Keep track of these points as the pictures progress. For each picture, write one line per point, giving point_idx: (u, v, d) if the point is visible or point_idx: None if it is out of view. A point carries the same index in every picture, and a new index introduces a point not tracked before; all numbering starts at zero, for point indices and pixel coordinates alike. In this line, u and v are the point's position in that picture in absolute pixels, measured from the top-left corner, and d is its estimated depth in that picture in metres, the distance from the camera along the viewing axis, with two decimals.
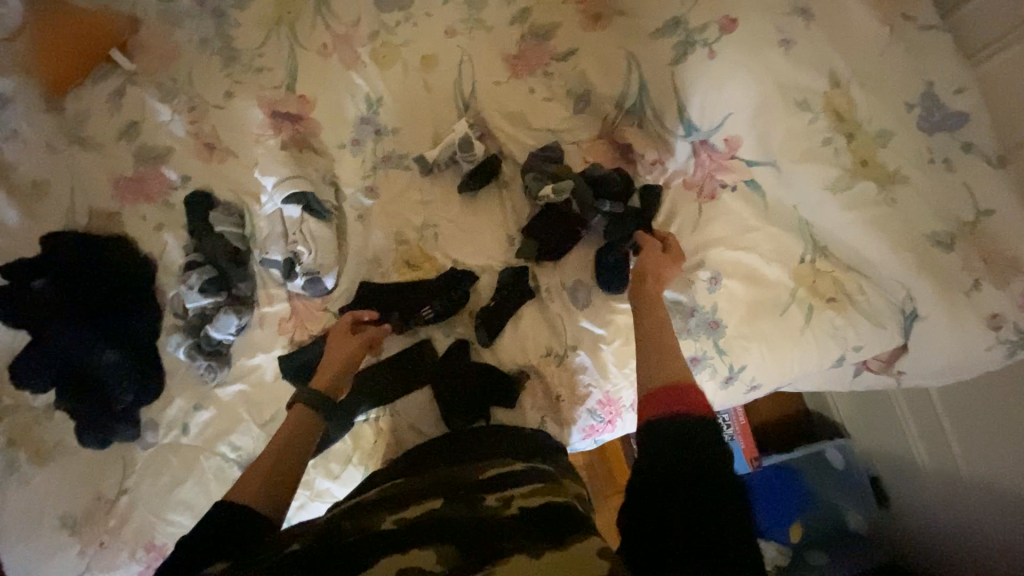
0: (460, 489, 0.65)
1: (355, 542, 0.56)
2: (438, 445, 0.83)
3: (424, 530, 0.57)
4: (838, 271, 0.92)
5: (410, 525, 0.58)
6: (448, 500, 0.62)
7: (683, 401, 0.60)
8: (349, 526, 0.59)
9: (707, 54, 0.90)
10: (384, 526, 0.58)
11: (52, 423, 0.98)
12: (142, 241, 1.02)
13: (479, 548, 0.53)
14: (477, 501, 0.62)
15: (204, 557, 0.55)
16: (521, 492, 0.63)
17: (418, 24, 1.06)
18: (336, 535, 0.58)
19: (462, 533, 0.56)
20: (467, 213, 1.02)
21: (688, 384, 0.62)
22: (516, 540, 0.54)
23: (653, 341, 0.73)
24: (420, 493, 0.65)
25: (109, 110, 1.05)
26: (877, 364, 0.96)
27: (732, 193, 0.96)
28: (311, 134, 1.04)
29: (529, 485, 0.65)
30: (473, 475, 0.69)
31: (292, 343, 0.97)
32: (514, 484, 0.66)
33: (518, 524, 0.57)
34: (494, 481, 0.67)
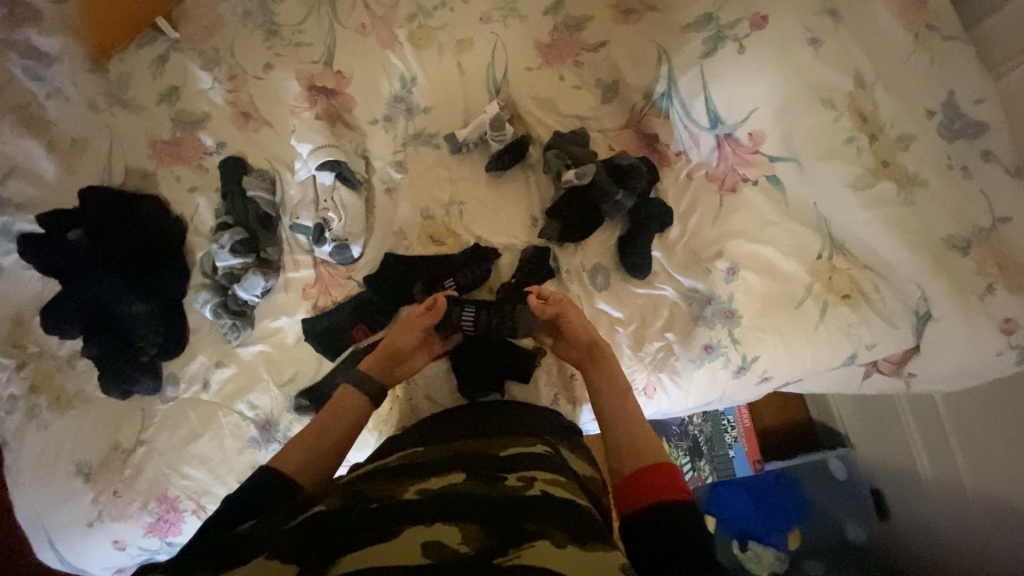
0: (481, 467, 0.67)
1: (376, 507, 0.57)
2: (457, 415, 0.85)
3: (446, 502, 0.58)
4: (854, 269, 0.94)
5: (433, 496, 0.59)
6: (469, 478, 0.64)
7: (663, 483, 0.65)
8: (371, 493, 0.61)
9: (736, 50, 0.93)
10: (406, 494, 0.60)
11: (75, 372, 1.00)
12: (176, 202, 1.05)
13: (504, 528, 0.54)
14: (499, 482, 0.63)
15: (238, 514, 0.59)
16: (542, 481, 0.65)
17: (455, 10, 1.10)
18: (359, 500, 0.59)
19: (487, 511, 0.56)
20: (493, 192, 1.04)
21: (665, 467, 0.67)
22: (540, 525, 0.55)
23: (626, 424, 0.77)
24: (441, 466, 0.67)
25: (152, 75, 1.09)
26: (888, 366, 0.98)
27: (754, 187, 0.98)
28: (345, 109, 1.07)
29: (549, 474, 0.67)
30: (492, 454, 0.71)
31: (315, 308, 0.99)
32: (534, 469, 0.68)
33: (540, 510, 0.58)
34: (516, 463, 0.69)
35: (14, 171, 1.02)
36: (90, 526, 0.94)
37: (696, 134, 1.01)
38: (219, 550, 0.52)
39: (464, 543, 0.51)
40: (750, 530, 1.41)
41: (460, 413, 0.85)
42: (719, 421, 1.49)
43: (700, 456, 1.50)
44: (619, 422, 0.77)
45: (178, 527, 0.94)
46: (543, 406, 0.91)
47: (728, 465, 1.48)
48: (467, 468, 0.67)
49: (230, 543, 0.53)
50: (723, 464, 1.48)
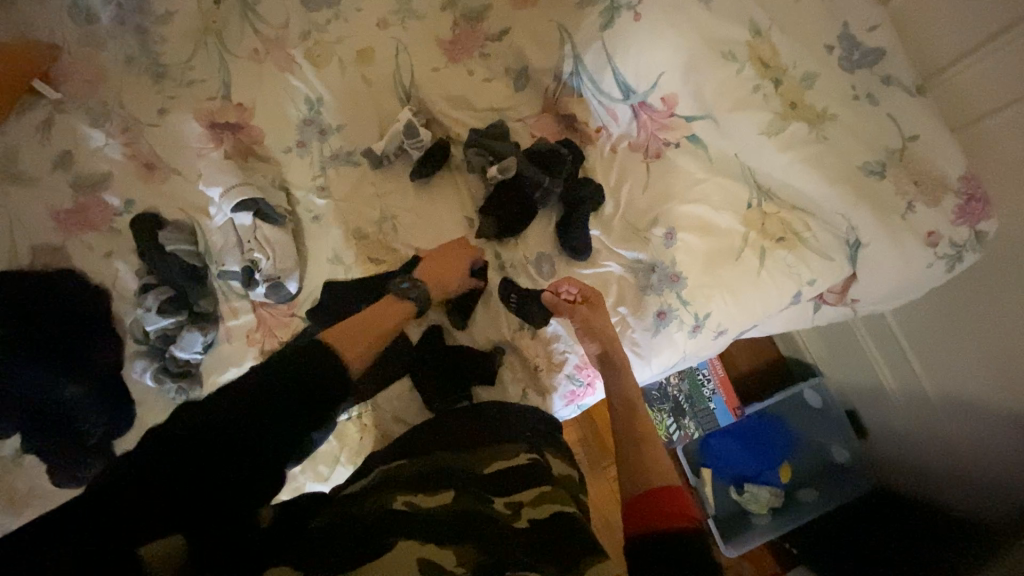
0: (469, 483, 0.67)
1: (370, 523, 0.56)
2: (433, 424, 0.82)
3: (435, 522, 0.58)
4: (784, 212, 0.96)
5: (423, 512, 0.59)
6: (459, 494, 0.64)
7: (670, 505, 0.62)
8: (360, 508, 0.60)
9: (633, 17, 0.93)
10: (395, 505, 0.60)
11: (21, 470, 0.94)
12: (92, 271, 0.99)
13: (497, 551, 0.55)
14: (487, 503, 0.64)
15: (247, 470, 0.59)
16: (529, 502, 0.66)
17: (349, 20, 1.06)
18: (348, 514, 0.59)
19: (481, 533, 0.57)
20: (424, 200, 1.02)
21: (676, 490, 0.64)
22: (531, 553, 0.57)
23: (632, 436, 0.75)
24: (428, 478, 0.66)
25: (36, 141, 1.01)
26: (832, 296, 1.01)
27: (677, 150, 0.99)
28: (255, 142, 1.03)
29: (533, 491, 0.68)
30: (479, 466, 0.70)
31: (263, 353, 0.96)
32: (520, 485, 0.68)
33: (529, 539, 0.60)
34: (501, 480, 0.69)
35: None
36: None
37: (612, 108, 1.01)
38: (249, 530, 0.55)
39: (460, 565, 0.53)
40: (737, 473, 1.45)
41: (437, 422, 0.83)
42: (695, 376, 1.54)
43: (683, 414, 1.54)
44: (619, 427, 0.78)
45: None
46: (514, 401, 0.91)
47: (711, 417, 1.52)
48: (455, 483, 0.66)
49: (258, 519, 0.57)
50: (707, 418, 1.52)
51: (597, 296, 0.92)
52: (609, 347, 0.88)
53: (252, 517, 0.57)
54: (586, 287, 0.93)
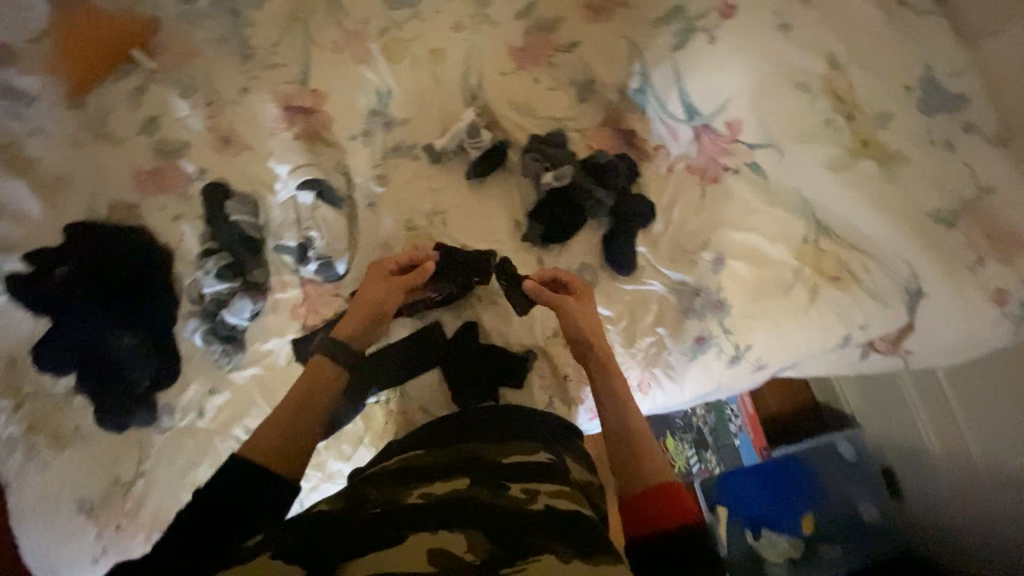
0: (485, 474, 0.68)
1: (382, 511, 0.58)
2: (454, 418, 0.85)
3: (445, 511, 0.58)
4: (840, 250, 0.93)
5: (435, 501, 0.60)
6: (473, 484, 0.65)
7: (667, 505, 0.69)
8: (376, 498, 0.62)
9: (707, 40, 0.93)
10: (409, 499, 0.61)
11: (69, 409, 1.00)
12: (160, 231, 1.06)
13: (510, 540, 0.55)
14: (502, 489, 0.64)
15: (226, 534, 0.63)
16: (545, 490, 0.66)
17: (426, 20, 1.10)
18: (363, 503, 0.61)
19: (492, 522, 0.57)
20: (475, 199, 1.04)
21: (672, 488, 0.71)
22: (545, 539, 0.57)
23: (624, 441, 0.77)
24: (441, 471, 0.68)
25: (130, 106, 1.10)
26: (884, 345, 0.97)
27: (735, 176, 0.97)
28: (323, 126, 1.08)
29: (553, 484, 0.67)
30: (498, 458, 0.72)
31: (305, 327, 0.99)
32: (538, 476, 0.69)
33: (544, 522, 0.59)
34: (519, 470, 0.69)
35: None
36: (95, 561, 0.95)
37: (674, 127, 1.01)
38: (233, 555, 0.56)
39: (470, 552, 0.53)
40: (755, 513, 1.39)
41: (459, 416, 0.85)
42: (722, 410, 1.51)
43: (705, 447, 1.51)
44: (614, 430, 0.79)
45: None
46: (537, 407, 0.91)
47: (735, 455, 1.48)
48: (470, 474, 0.67)
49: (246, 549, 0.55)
50: (729, 454, 1.49)
51: (581, 289, 0.92)
52: (591, 340, 0.87)
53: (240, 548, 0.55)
54: (570, 279, 0.93)
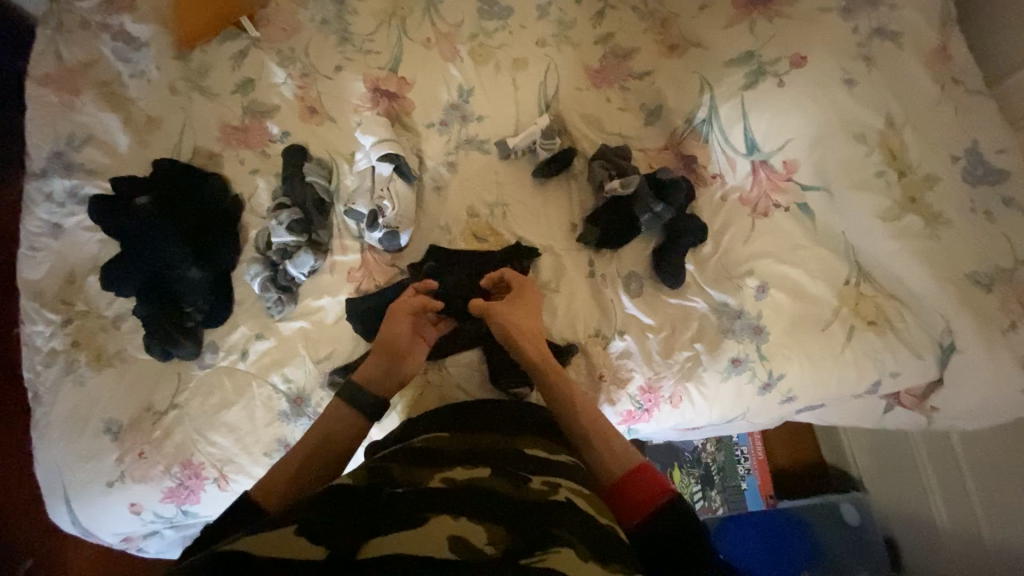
0: (507, 465, 0.68)
1: (404, 493, 0.59)
2: (474, 409, 0.86)
3: (467, 497, 0.58)
4: (880, 297, 0.97)
5: (457, 487, 0.61)
6: (495, 474, 0.65)
7: (646, 487, 0.73)
8: (399, 477, 0.64)
9: (776, 83, 1.01)
10: (432, 482, 0.62)
11: (117, 332, 1.03)
12: (237, 182, 1.12)
13: (530, 533, 0.54)
14: (526, 481, 0.65)
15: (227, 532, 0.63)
16: (567, 486, 0.67)
17: (514, 33, 1.19)
18: (387, 482, 0.62)
19: (510, 516, 0.57)
20: (536, 197, 1.10)
21: (644, 472, 0.75)
22: (564, 532, 0.56)
23: (586, 424, 0.82)
24: (459, 457, 0.69)
25: (231, 66, 1.18)
26: (910, 400, 1.00)
27: (785, 213, 1.03)
28: (404, 112, 1.15)
29: (573, 482, 0.69)
30: (517, 451, 0.73)
31: (358, 291, 1.03)
32: (559, 474, 0.69)
33: (563, 515, 0.59)
34: (540, 466, 0.70)
35: (91, 140, 1.12)
36: (109, 486, 0.96)
37: (733, 159, 1.07)
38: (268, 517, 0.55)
39: (490, 544, 0.52)
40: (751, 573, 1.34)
41: (480, 406, 0.87)
42: (732, 451, 1.49)
43: (711, 485, 1.48)
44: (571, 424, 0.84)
45: (196, 495, 0.96)
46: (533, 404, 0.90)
47: (740, 497, 1.46)
48: (492, 463, 0.68)
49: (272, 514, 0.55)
50: (735, 496, 1.46)
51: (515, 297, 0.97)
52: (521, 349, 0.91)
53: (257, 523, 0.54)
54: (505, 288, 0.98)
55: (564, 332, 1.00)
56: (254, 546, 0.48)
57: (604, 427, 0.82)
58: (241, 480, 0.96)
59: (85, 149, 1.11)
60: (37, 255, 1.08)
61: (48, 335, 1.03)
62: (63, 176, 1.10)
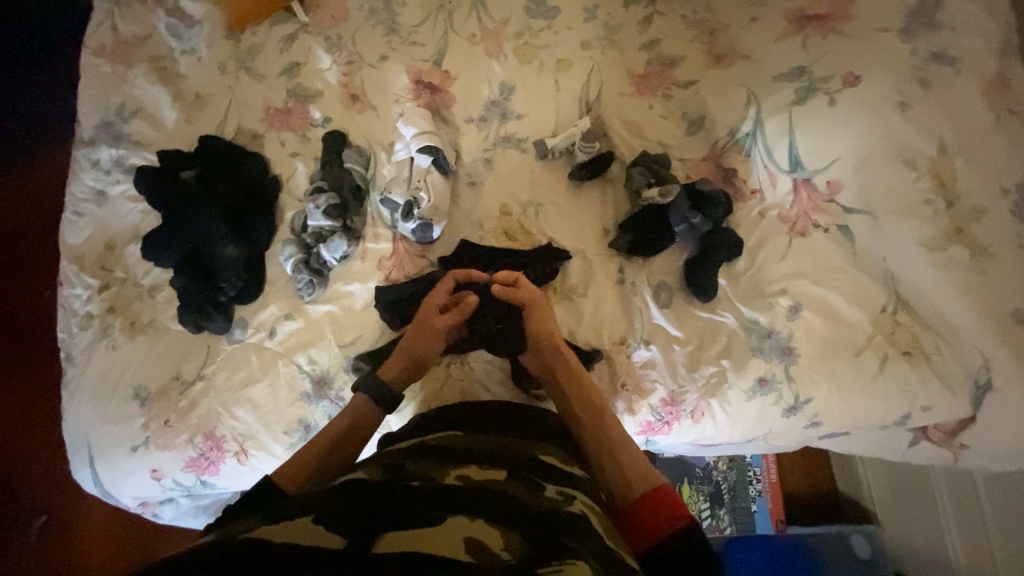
0: (522, 471, 0.68)
1: (420, 489, 0.58)
2: (489, 414, 0.86)
3: (481, 500, 0.57)
4: (916, 326, 0.94)
5: (473, 487, 0.60)
6: (510, 478, 0.64)
7: (660, 510, 0.72)
8: (414, 472, 0.63)
9: (827, 101, 1.00)
10: (447, 479, 0.61)
11: (152, 302, 1.06)
12: (276, 163, 1.14)
13: (545, 542, 0.53)
14: (541, 489, 0.64)
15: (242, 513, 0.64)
16: (581, 501, 0.65)
17: (560, 34, 1.19)
18: (402, 475, 0.62)
19: (525, 523, 0.55)
20: (571, 200, 1.10)
21: (663, 493, 0.74)
22: (579, 544, 0.55)
23: (605, 443, 0.81)
24: (474, 458, 0.68)
25: (279, 49, 1.19)
26: (937, 435, 0.98)
27: (824, 234, 1.01)
28: (445, 106, 1.16)
29: (587, 497, 0.67)
30: (531, 457, 0.73)
31: (387, 279, 1.04)
32: (573, 488, 0.68)
33: (579, 529, 0.57)
34: (554, 477, 0.69)
35: (139, 112, 1.15)
36: (133, 451, 0.98)
37: (775, 175, 1.05)
38: (286, 505, 0.55)
39: (506, 549, 0.51)
40: None
41: (497, 411, 0.86)
42: (745, 472, 1.46)
43: (720, 505, 1.46)
44: (588, 438, 0.82)
45: (216, 467, 0.98)
46: (547, 412, 0.90)
47: (750, 519, 1.45)
48: (507, 468, 0.67)
49: (287, 504, 0.55)
50: (745, 517, 1.45)
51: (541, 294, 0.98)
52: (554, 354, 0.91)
53: (273, 511, 0.54)
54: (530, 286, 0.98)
55: (589, 338, 1.00)
56: (271, 532, 0.48)
57: (623, 446, 0.80)
58: (261, 456, 0.97)
59: (134, 121, 1.14)
60: (79, 221, 1.11)
61: (86, 299, 1.06)
62: (111, 146, 1.13)
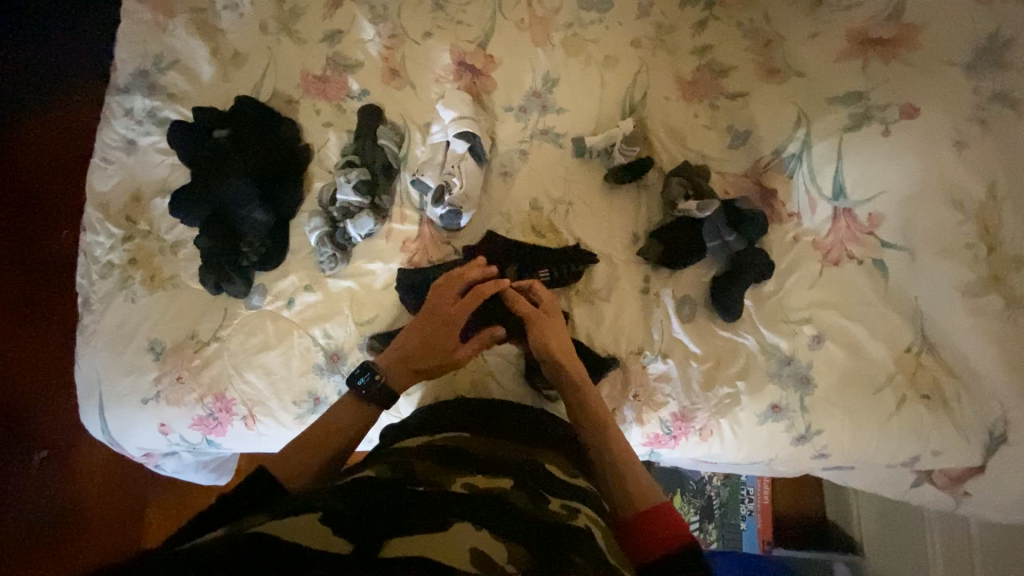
0: (527, 481, 0.68)
1: (426, 493, 0.58)
2: (496, 417, 0.86)
3: (487, 510, 0.57)
4: (939, 370, 0.92)
5: (479, 496, 0.60)
6: (516, 487, 0.65)
7: (660, 527, 0.71)
8: (420, 475, 0.63)
9: (881, 131, 0.97)
10: (453, 486, 0.61)
11: (173, 258, 1.06)
12: (309, 132, 1.12)
13: (550, 556, 0.53)
14: (545, 502, 0.64)
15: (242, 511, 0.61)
16: (586, 514, 0.65)
17: (610, 29, 1.16)
18: (409, 477, 0.62)
19: (529, 536, 0.55)
20: (604, 202, 1.08)
21: (664, 509, 0.73)
22: (581, 558, 0.55)
23: (611, 453, 0.81)
24: (481, 464, 0.69)
25: (323, 13, 1.17)
26: (942, 479, 0.97)
27: (858, 266, 0.99)
28: (485, 91, 1.13)
29: (591, 511, 0.67)
30: (537, 467, 0.73)
31: (410, 262, 1.03)
32: (577, 501, 0.68)
33: (583, 545, 0.57)
34: (559, 488, 0.69)
35: (176, 64, 1.13)
36: (143, 404, 0.99)
37: (816, 200, 1.03)
38: (292, 502, 0.56)
39: (511, 562, 0.50)
40: None
41: (504, 414, 0.86)
42: (738, 489, 1.47)
43: (710, 519, 1.46)
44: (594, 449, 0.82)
45: (224, 428, 0.99)
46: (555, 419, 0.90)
47: (737, 537, 1.46)
48: (513, 476, 0.67)
49: (294, 501, 0.56)
50: (732, 534, 1.46)
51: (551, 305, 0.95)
52: (564, 364, 0.89)
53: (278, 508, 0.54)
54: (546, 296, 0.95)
55: (607, 344, 0.99)
56: (277, 528, 0.49)
57: (626, 462, 0.80)
58: (269, 423, 0.98)
59: (170, 73, 1.13)
60: (108, 167, 1.10)
61: (108, 247, 1.06)
62: (146, 96, 1.11)
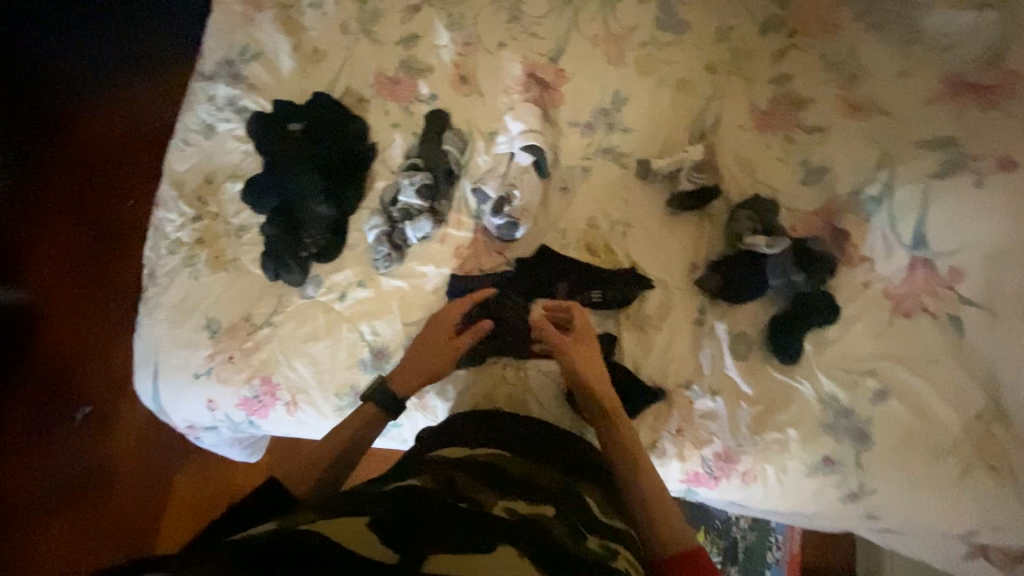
0: (566, 511, 0.66)
1: (471, 510, 0.58)
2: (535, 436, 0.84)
3: (528, 537, 0.57)
4: (1013, 443, 0.86)
5: (521, 521, 0.59)
6: (556, 517, 0.63)
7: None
8: (463, 489, 0.63)
9: (973, 182, 0.90)
10: (495, 506, 0.61)
11: (237, 241, 1.10)
12: (377, 131, 1.14)
13: None
14: (584, 537, 0.62)
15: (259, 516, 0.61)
16: (623, 556, 0.63)
17: (686, 52, 1.14)
18: (452, 490, 0.62)
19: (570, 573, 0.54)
20: (663, 227, 1.05)
21: (700, 559, 0.71)
22: None
23: (649, 492, 0.78)
24: (521, 487, 0.68)
25: (401, 17, 1.19)
26: (999, 556, 0.87)
27: (932, 320, 0.93)
28: (552, 104, 1.13)
29: (627, 553, 0.65)
30: (575, 497, 0.71)
31: (462, 268, 1.04)
32: (614, 540, 0.66)
33: None
34: (596, 524, 0.68)
35: (259, 56, 1.18)
36: (194, 378, 1.03)
37: (892, 247, 0.97)
38: (340, 500, 0.56)
39: None
40: None
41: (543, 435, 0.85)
42: (766, 535, 1.41)
43: (733, 562, 1.40)
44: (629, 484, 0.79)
45: (267, 411, 1.02)
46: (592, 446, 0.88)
47: None
48: (552, 504, 0.66)
49: (342, 499, 0.56)
50: None
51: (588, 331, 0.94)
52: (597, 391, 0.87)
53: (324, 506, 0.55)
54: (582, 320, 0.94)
55: (653, 373, 0.96)
56: (329, 528, 0.49)
57: (663, 504, 0.77)
58: (310, 411, 1.00)
59: (252, 64, 1.18)
60: (186, 149, 1.15)
61: (178, 225, 1.11)
62: (228, 84, 1.16)
